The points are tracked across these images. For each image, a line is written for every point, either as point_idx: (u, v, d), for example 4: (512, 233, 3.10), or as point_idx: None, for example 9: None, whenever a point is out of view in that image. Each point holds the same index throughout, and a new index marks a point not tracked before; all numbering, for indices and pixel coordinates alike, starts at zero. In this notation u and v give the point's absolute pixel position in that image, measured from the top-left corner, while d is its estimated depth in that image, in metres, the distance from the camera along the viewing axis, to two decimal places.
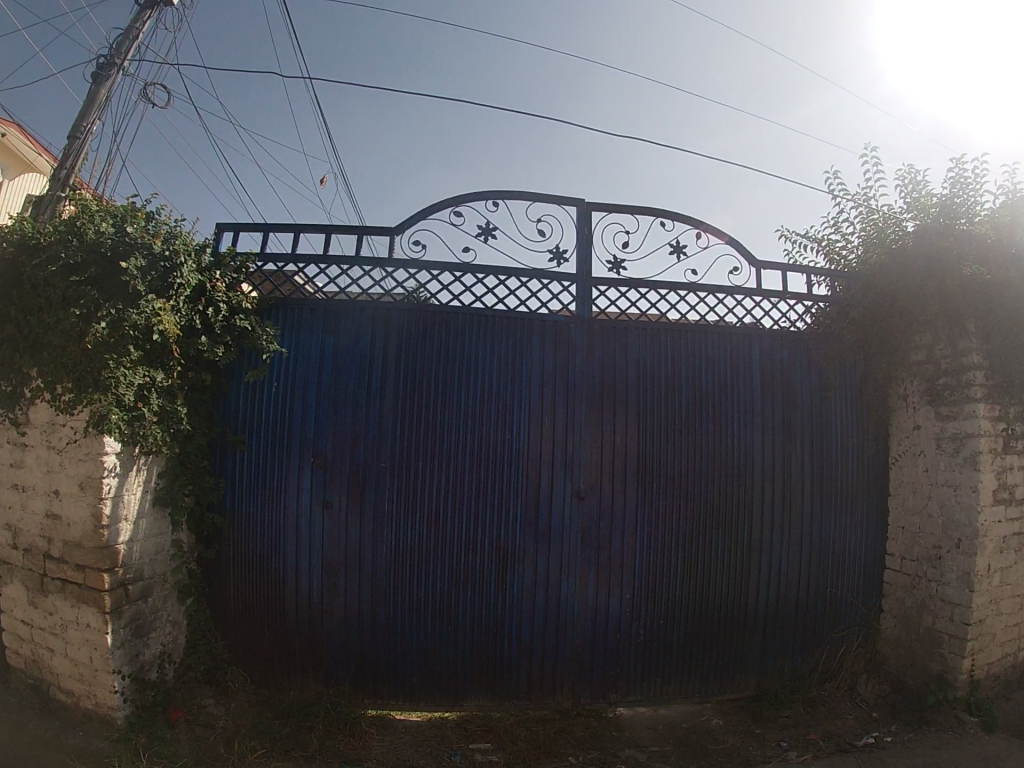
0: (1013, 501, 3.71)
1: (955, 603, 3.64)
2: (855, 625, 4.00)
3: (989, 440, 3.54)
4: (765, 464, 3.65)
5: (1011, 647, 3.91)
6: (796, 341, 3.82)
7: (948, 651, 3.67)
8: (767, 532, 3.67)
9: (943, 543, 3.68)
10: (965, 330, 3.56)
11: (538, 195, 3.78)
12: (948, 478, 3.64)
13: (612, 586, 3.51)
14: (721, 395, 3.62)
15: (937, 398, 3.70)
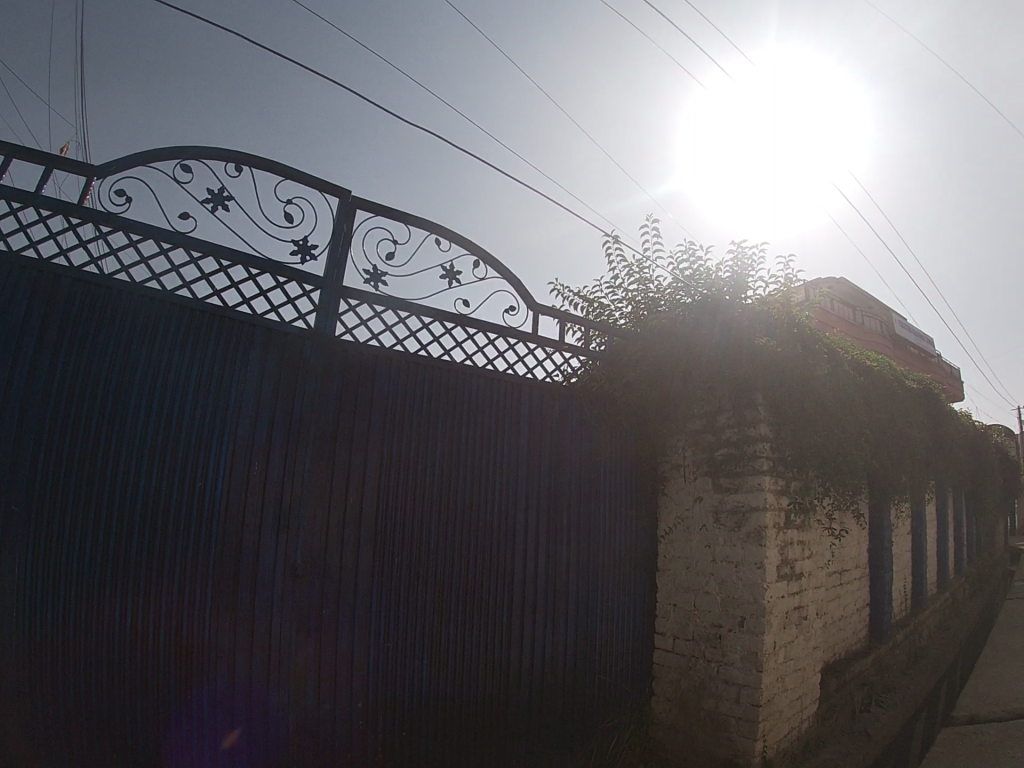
0: (794, 577, 3.32)
1: (742, 684, 3.09)
2: (628, 707, 3.40)
3: (773, 516, 3.10)
4: (530, 538, 3.07)
5: (795, 719, 3.59)
6: (566, 394, 3.29)
7: (736, 735, 3.08)
8: (531, 621, 3.06)
9: (723, 621, 3.17)
10: (752, 400, 3.13)
11: (293, 171, 3.02)
12: (729, 555, 3.16)
13: (340, 693, 2.57)
14: (481, 452, 3.00)
15: (717, 470, 3.26)
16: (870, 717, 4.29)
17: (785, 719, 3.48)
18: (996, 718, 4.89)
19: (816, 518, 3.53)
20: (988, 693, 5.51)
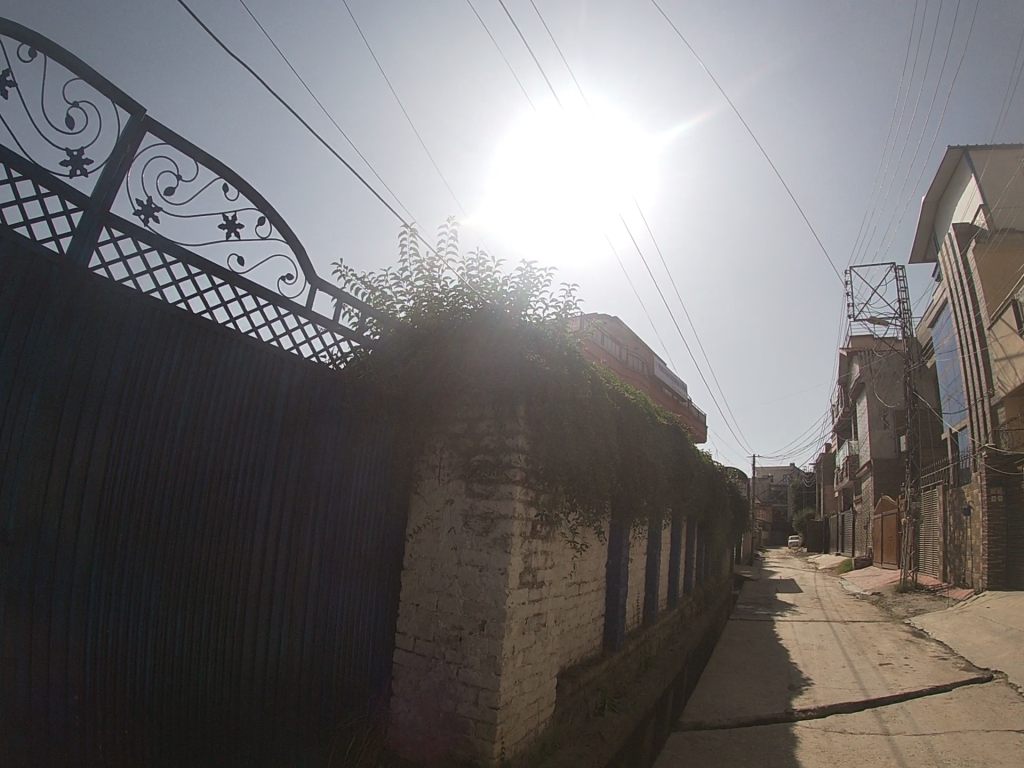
0: (535, 585, 3.78)
1: (481, 687, 3.39)
2: (366, 711, 3.59)
3: (520, 525, 3.56)
4: (272, 518, 3.10)
5: (534, 722, 3.78)
6: (330, 378, 3.48)
7: (475, 736, 3.36)
8: (267, 613, 3.07)
9: (465, 624, 3.51)
10: (514, 412, 3.62)
11: (89, 73, 2.73)
12: (473, 559, 3.56)
13: (54, 682, 2.27)
14: (230, 423, 2.93)
15: (471, 476, 3.67)
16: (603, 719, 4.71)
17: (522, 722, 3.64)
18: (721, 725, 5.42)
19: (559, 534, 4.18)
20: (714, 703, 6.16)
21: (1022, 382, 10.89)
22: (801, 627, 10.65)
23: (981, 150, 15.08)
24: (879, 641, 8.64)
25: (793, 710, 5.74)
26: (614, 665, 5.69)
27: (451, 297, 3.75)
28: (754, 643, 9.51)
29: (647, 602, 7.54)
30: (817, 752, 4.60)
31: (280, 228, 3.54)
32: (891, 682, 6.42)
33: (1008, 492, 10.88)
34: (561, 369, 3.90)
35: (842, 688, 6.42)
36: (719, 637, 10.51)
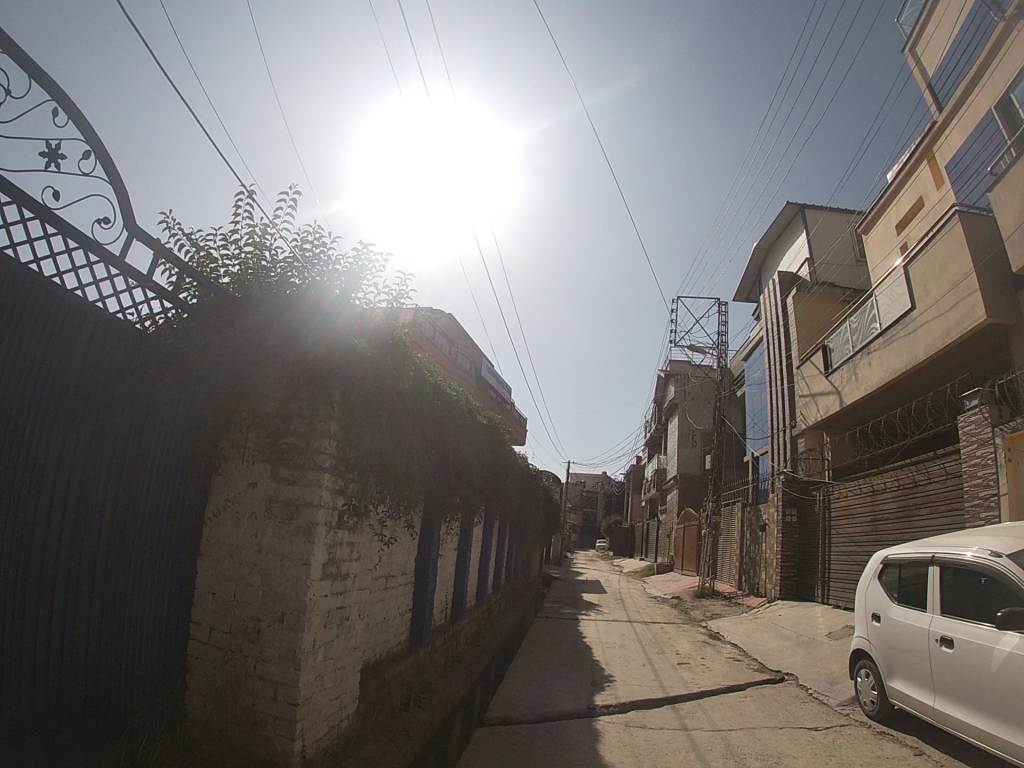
0: (338, 577, 3.67)
1: (280, 682, 3.22)
2: (159, 708, 3.30)
3: (325, 514, 3.50)
4: (60, 493, 2.74)
5: (335, 719, 3.65)
6: (135, 340, 3.16)
7: (273, 733, 3.18)
8: (48, 601, 2.70)
9: (262, 615, 3.34)
10: (329, 399, 3.59)
11: None
12: (275, 547, 3.41)
13: None
14: (19, 381, 2.55)
15: (277, 460, 3.55)
16: (408, 714, 4.66)
17: (324, 719, 3.50)
18: (526, 720, 5.54)
19: (365, 525, 4.15)
20: (521, 699, 6.29)
21: (823, 417, 12.18)
22: (604, 626, 11.25)
23: (812, 209, 16.80)
24: (676, 643, 9.31)
25: (596, 706, 6.01)
26: (420, 660, 5.69)
27: (280, 268, 3.61)
28: (557, 640, 9.91)
29: (456, 596, 7.71)
30: (619, 747, 4.81)
31: (106, 168, 3.17)
32: (687, 680, 6.90)
33: (799, 514, 12.18)
34: (383, 360, 3.89)
35: (643, 685, 6.82)
36: (527, 633, 10.84)
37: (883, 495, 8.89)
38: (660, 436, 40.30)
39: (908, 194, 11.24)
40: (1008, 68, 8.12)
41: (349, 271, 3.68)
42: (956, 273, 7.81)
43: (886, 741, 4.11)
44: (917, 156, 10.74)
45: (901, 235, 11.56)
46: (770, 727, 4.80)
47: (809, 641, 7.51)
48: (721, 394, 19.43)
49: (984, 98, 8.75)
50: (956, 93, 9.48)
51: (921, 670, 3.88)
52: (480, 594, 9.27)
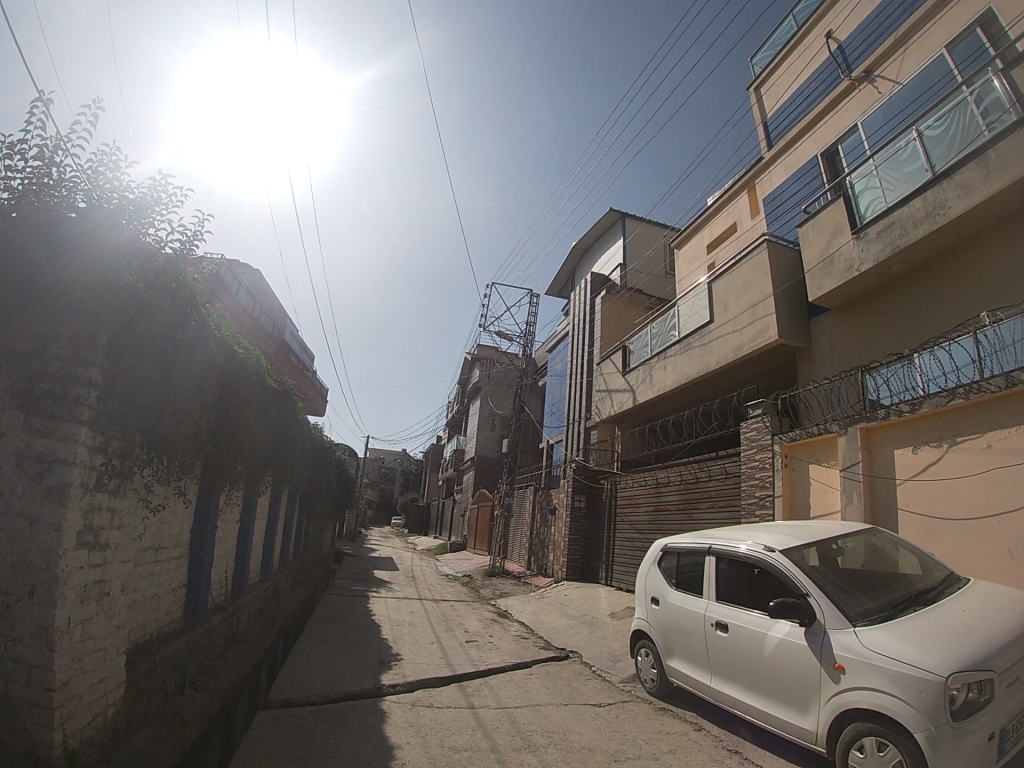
0: (95, 547, 3.21)
1: (33, 665, 2.77)
2: None
3: (82, 473, 3.00)
4: None
5: (100, 708, 3.22)
6: None
7: (30, 723, 2.75)
8: None
9: (10, 589, 2.83)
10: (92, 341, 3.06)
11: None
12: (24, 510, 2.88)
13: None
14: None
15: (30, 407, 2.96)
16: (184, 700, 4.27)
17: (86, 706, 3.07)
18: (309, 702, 5.31)
19: (129, 489, 3.66)
20: (305, 679, 6.02)
21: (617, 412, 13.11)
22: (394, 603, 11.20)
23: (632, 218, 17.86)
24: (464, 620, 9.51)
25: (382, 685, 5.94)
26: (196, 639, 5.23)
27: (66, 185, 3.10)
28: (340, 617, 9.66)
29: (235, 572, 7.19)
30: (405, 727, 4.76)
31: None
32: (475, 657, 7.08)
33: (587, 500, 13.03)
34: (161, 312, 3.48)
35: (432, 664, 6.85)
36: (312, 608, 10.48)
37: (667, 488, 9.77)
38: (459, 416, 40.85)
39: (724, 218, 12.38)
40: (843, 122, 9.23)
41: (141, 208, 3.31)
42: (755, 295, 8.75)
43: (666, 715, 4.52)
44: (738, 185, 11.85)
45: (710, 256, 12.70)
46: (556, 704, 5.04)
47: (594, 621, 8.05)
48: (523, 381, 20.10)
49: (813, 144, 9.87)
50: (788, 134, 10.59)
51: (698, 650, 4.30)
52: (262, 569, 8.75)
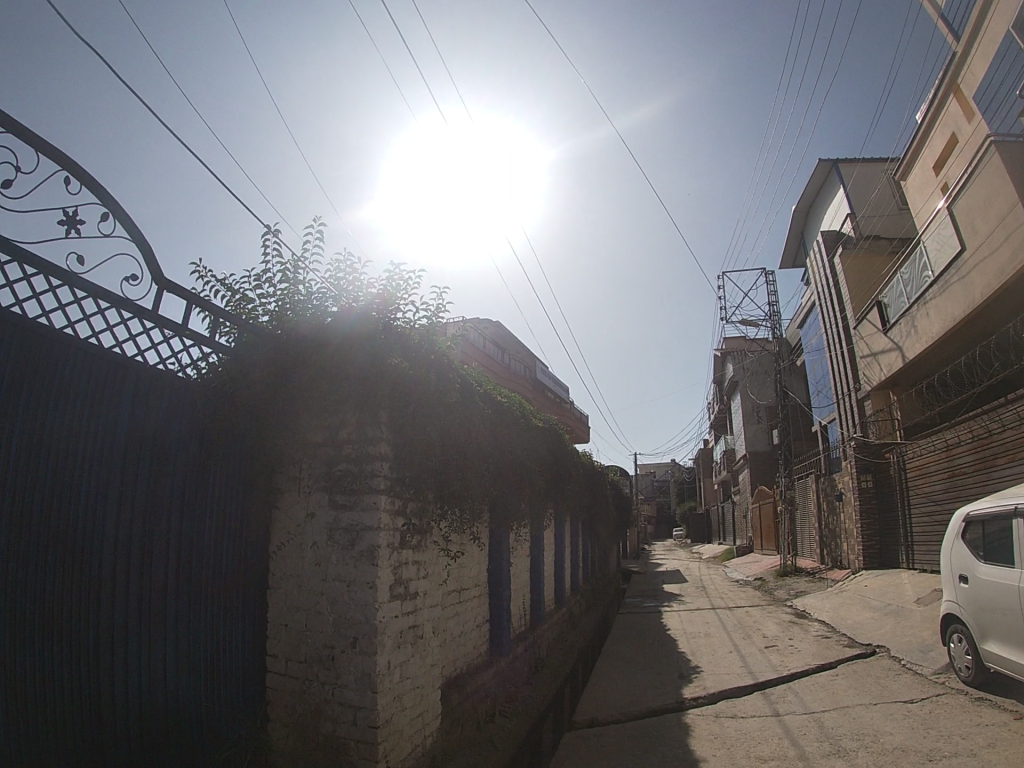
0: (406, 597, 3.70)
1: (359, 706, 3.24)
2: (240, 743, 3.30)
3: (387, 536, 3.47)
4: (120, 548, 2.76)
5: (420, 738, 3.69)
6: (178, 388, 3.15)
7: (356, 759, 3.21)
8: (120, 651, 2.72)
9: (335, 642, 3.36)
10: (378, 418, 3.56)
11: None
12: (341, 574, 3.41)
13: None
14: (71, 446, 2.59)
15: (333, 487, 3.52)
16: (494, 726, 4.67)
17: (408, 739, 3.52)
18: (614, 720, 5.45)
19: (430, 542, 4.14)
20: (607, 699, 6.21)
21: (884, 376, 11.76)
22: (687, 616, 11.08)
23: (847, 163, 16.24)
24: (761, 625, 9.07)
25: (685, 699, 5.90)
26: (502, 670, 5.69)
27: (317, 299, 3.69)
28: (638, 635, 9.79)
29: (534, 602, 7.71)
30: (710, 740, 4.67)
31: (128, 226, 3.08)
32: (776, 663, 6.71)
33: (875, 478, 11.72)
34: (424, 378, 3.90)
35: (731, 674, 6.62)
36: (609, 630, 10.79)
37: (958, 449, 8.46)
38: (721, 417, 39.35)
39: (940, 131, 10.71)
40: None
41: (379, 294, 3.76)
42: (1003, 206, 7.40)
43: (987, 708, 3.92)
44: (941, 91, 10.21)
45: (939, 176, 11.00)
46: (866, 704, 4.61)
47: (899, 610, 7.21)
48: (781, 364, 18.93)
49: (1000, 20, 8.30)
50: (970, 16, 9.02)
51: (1017, 628, 3.67)
52: (557, 597, 9.27)
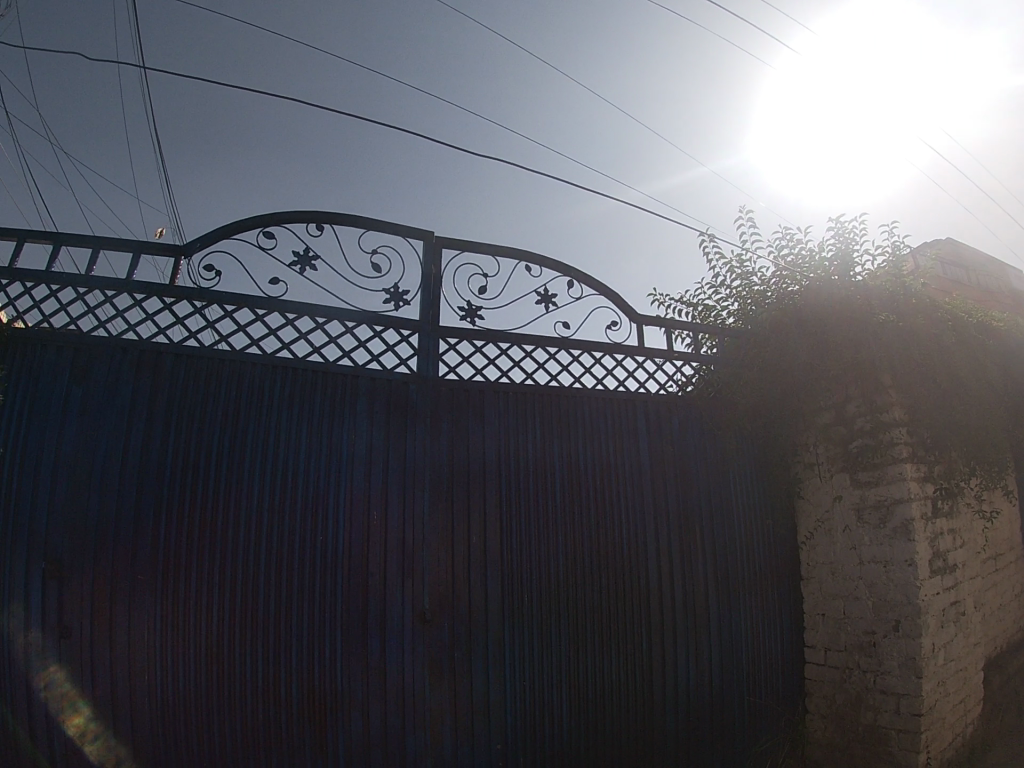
0: (947, 570, 3.14)
1: (901, 693, 2.76)
2: (780, 739, 3.01)
3: (920, 506, 2.85)
4: (664, 560, 2.88)
5: (961, 725, 3.29)
6: (681, 402, 3.18)
7: (898, 751, 2.74)
8: (673, 646, 2.86)
9: (876, 626, 2.86)
10: (881, 382, 2.94)
11: (374, 222, 2.98)
12: (877, 554, 2.88)
13: (477, 735, 2.53)
14: (607, 476, 2.85)
15: (855, 464, 3.02)
16: None
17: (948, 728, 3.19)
18: None
19: (962, 507, 3.40)
20: None
21: None
22: None
23: None
24: None
25: None
26: None
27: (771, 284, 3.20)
28: None
29: None
30: None
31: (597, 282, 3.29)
32: None
33: None
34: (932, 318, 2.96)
35: None
36: None
37: None
38: None
39: None
40: None
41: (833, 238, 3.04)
42: None
43: None
44: None
45: None
46: None
47: None
48: None
49: None
50: None
51: None
52: None
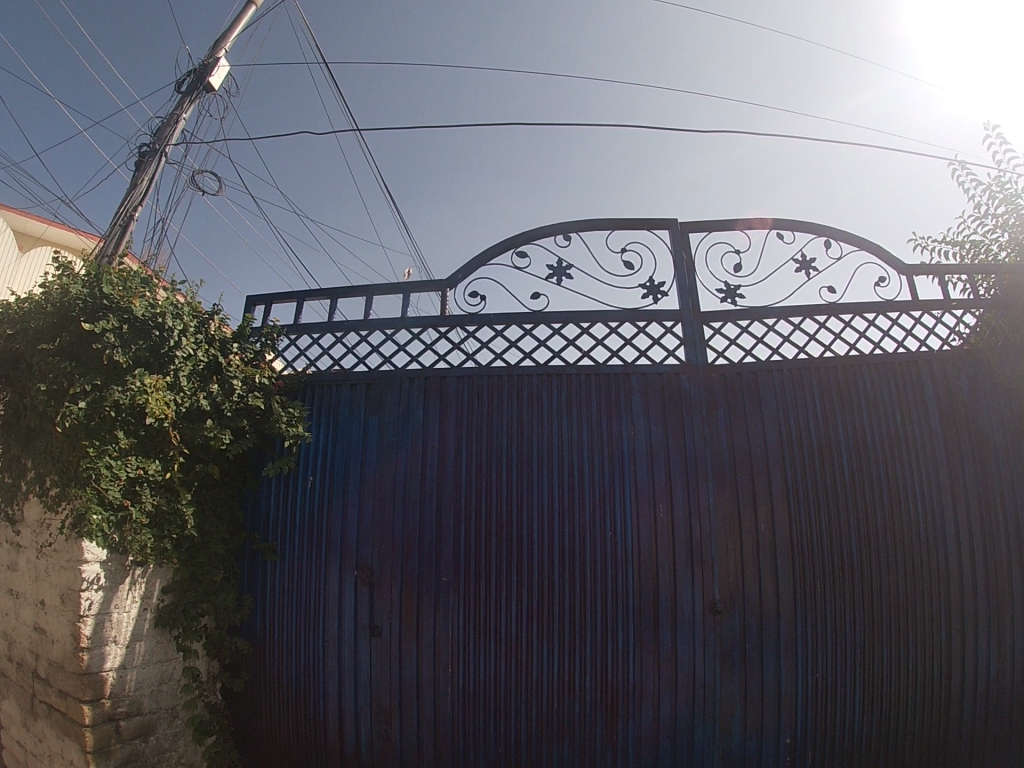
0: None
1: None
2: None
3: None
4: (965, 532, 2.83)
5: None
6: (966, 358, 3.08)
7: None
8: (972, 632, 2.78)
9: None
10: None
11: (616, 221, 3.13)
12: None
13: (767, 729, 2.71)
14: (894, 449, 2.92)
15: None
16: None
17: None
18: None
19: None
20: None
21: None
22: None
23: None
24: None
25: None
26: None
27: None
28: None
29: None
30: None
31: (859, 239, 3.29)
32: None
33: None
34: None
35: None
36: None
37: None
38: None
39: None
40: None
41: None
42: None
43: None
44: None
45: None
46: None
47: None
48: None
49: None
50: None
51: None
52: None
